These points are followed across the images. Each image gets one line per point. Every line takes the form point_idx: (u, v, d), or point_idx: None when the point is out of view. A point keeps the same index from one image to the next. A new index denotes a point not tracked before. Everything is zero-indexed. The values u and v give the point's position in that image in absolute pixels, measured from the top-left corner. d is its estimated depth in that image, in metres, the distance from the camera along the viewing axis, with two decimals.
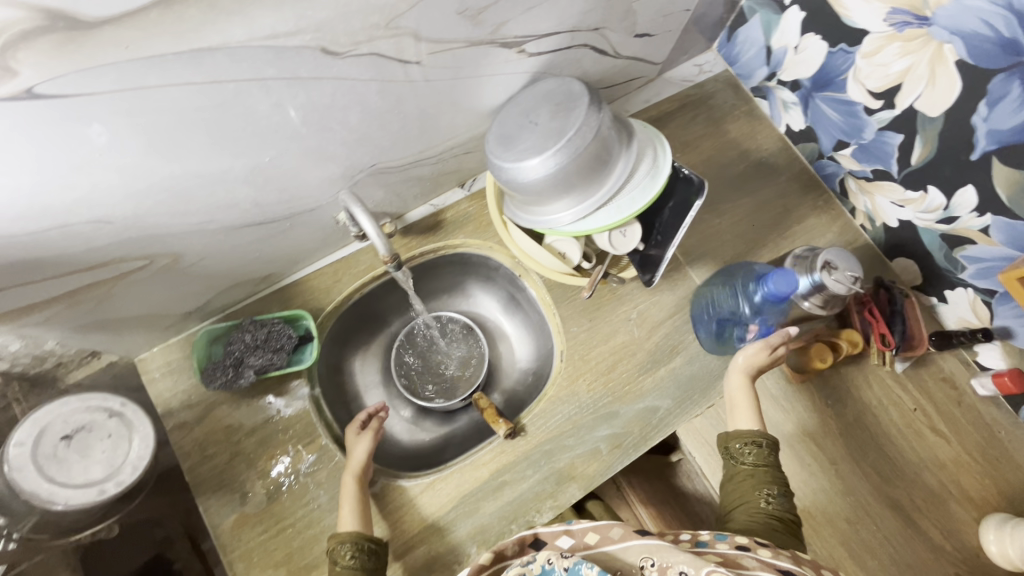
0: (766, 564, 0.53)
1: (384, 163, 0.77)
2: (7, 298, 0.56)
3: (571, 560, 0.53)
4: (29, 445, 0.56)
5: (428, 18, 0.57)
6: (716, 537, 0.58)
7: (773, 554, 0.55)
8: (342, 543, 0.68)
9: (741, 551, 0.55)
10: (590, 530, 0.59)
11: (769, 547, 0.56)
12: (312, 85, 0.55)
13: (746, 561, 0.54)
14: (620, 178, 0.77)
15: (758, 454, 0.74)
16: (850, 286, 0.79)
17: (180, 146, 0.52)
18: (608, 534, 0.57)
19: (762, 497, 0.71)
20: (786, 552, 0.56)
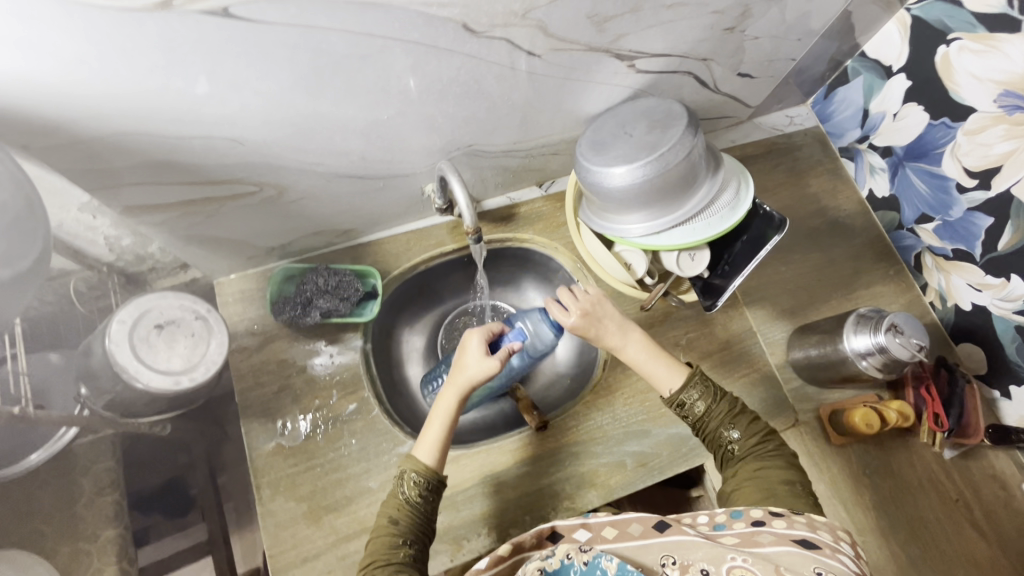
0: (782, 537, 0.50)
1: (480, 146, 0.82)
2: (138, 193, 0.62)
3: (590, 554, 0.50)
4: (129, 324, 0.62)
5: (560, 16, 0.62)
6: (731, 516, 0.55)
7: (789, 524, 0.52)
8: (412, 472, 0.68)
9: (756, 527, 0.53)
10: (608, 525, 0.57)
11: (785, 517, 0.54)
12: (444, 56, 0.60)
13: (761, 538, 0.50)
14: (700, 203, 0.79)
15: (695, 400, 0.73)
16: (915, 354, 0.79)
17: (321, 88, 0.58)
18: (626, 530, 0.55)
19: (727, 440, 0.71)
20: (802, 518, 0.53)
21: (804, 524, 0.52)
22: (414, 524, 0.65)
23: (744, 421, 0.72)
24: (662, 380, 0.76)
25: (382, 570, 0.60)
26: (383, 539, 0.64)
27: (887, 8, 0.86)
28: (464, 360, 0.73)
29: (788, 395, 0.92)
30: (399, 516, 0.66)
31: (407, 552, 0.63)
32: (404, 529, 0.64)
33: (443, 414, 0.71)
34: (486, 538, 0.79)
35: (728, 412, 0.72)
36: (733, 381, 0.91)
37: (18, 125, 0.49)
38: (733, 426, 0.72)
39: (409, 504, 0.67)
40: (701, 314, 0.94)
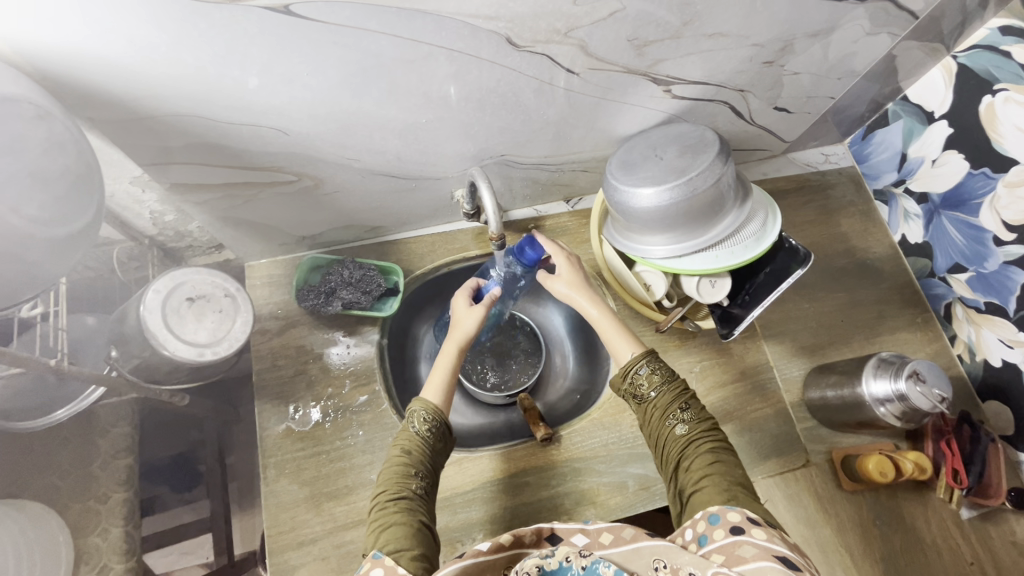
0: (764, 551, 0.49)
1: (512, 157, 0.84)
2: (186, 172, 0.66)
3: (589, 559, 0.52)
4: (163, 294, 0.65)
5: (601, 36, 0.63)
6: (710, 523, 0.54)
7: (769, 536, 0.51)
8: (421, 409, 0.69)
9: (737, 537, 0.52)
10: (605, 530, 0.55)
11: (765, 527, 0.52)
12: (486, 67, 0.63)
13: (745, 551, 0.50)
14: (727, 229, 0.80)
15: (647, 371, 0.72)
16: (935, 404, 0.77)
17: (365, 88, 0.60)
18: (621, 535, 0.54)
19: (676, 423, 0.69)
20: (779, 530, 0.52)
21: (784, 539, 0.51)
22: (424, 456, 0.66)
23: (696, 406, 0.70)
24: (620, 352, 0.75)
25: (395, 503, 0.61)
26: (394, 471, 0.64)
27: (932, 55, 0.85)
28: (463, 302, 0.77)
29: (801, 434, 0.90)
30: (411, 447, 0.66)
31: (417, 485, 0.63)
32: (416, 460, 0.65)
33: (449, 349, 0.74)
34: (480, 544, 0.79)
35: (681, 390, 0.71)
36: (745, 414, 0.89)
37: (87, 98, 0.53)
38: (686, 407, 0.70)
39: (418, 438, 0.67)
40: (717, 343, 0.93)
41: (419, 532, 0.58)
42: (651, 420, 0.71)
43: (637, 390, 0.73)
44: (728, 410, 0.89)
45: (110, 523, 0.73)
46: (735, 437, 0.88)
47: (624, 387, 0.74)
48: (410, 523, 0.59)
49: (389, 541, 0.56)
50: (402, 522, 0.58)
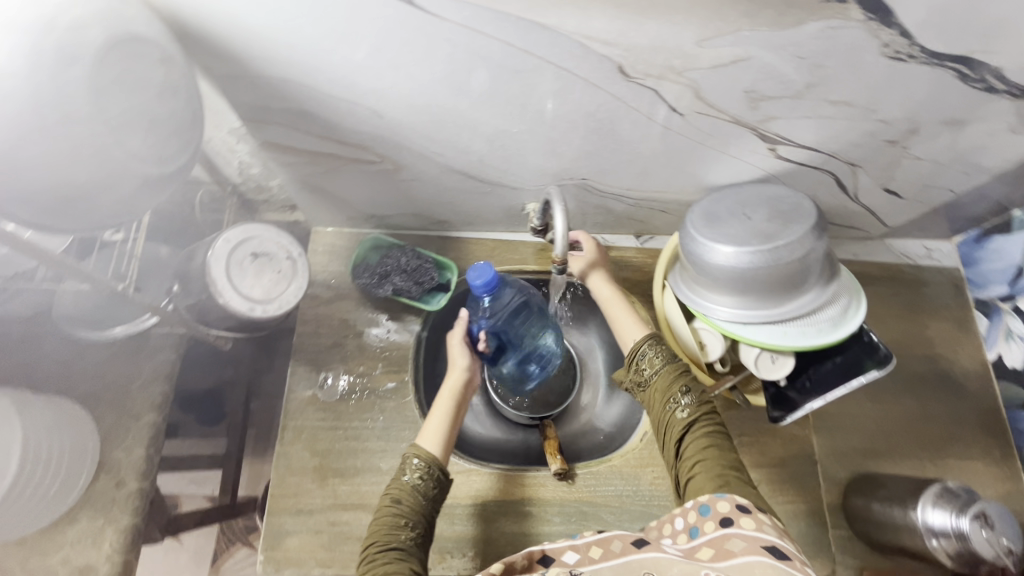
0: (753, 543, 0.50)
1: (593, 182, 0.81)
2: (280, 134, 0.68)
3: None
4: (232, 244, 0.67)
5: (716, 82, 0.60)
6: (700, 514, 0.54)
7: (758, 527, 0.51)
8: (415, 457, 0.67)
9: (726, 530, 0.52)
10: (595, 544, 0.56)
11: (754, 516, 0.52)
12: (590, 90, 0.61)
13: (733, 545, 0.50)
14: (802, 308, 0.74)
15: (650, 354, 0.72)
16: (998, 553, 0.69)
17: (466, 88, 0.60)
18: (610, 548, 0.55)
19: (676, 407, 0.68)
20: (768, 517, 0.53)
21: (773, 528, 0.51)
22: (414, 506, 0.65)
23: (697, 391, 0.69)
24: (628, 337, 0.78)
25: (384, 554, 0.60)
26: (383, 520, 0.63)
27: None
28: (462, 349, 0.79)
29: (832, 542, 0.83)
30: (401, 495, 0.65)
31: (406, 536, 0.62)
32: (405, 510, 0.64)
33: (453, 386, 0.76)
34: (470, 562, 0.78)
35: (684, 374, 0.70)
36: (775, 503, 0.83)
37: (207, 49, 0.55)
38: (687, 393, 0.68)
39: (409, 485, 0.66)
40: (762, 421, 0.87)
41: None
42: (653, 404, 0.70)
43: (641, 375, 0.73)
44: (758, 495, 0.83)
45: (132, 444, 0.82)
46: None
47: (629, 373, 0.74)
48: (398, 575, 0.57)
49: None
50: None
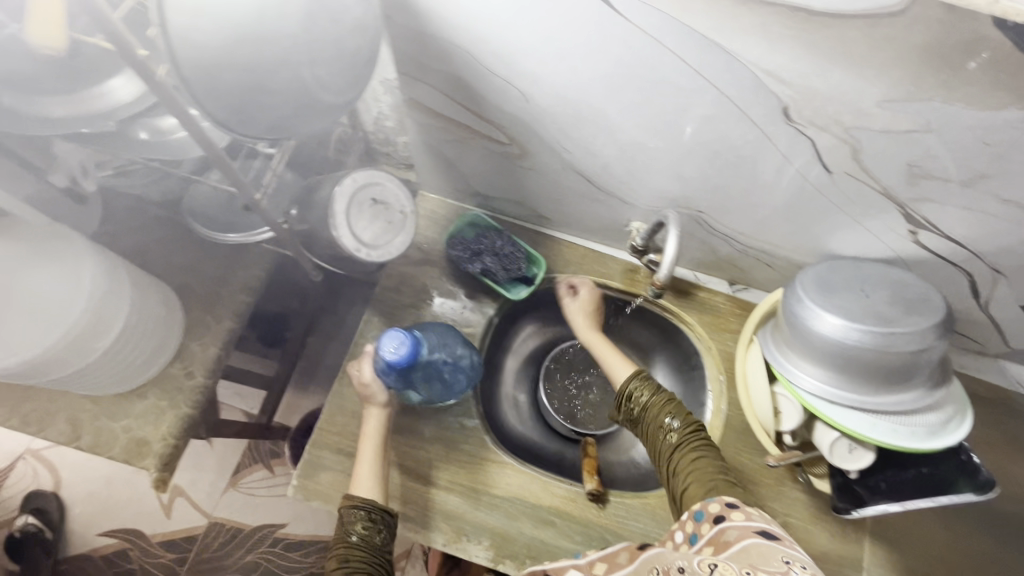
0: (745, 530, 0.55)
1: (708, 218, 0.79)
2: (426, 95, 0.70)
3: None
4: (358, 185, 0.68)
5: (881, 147, 0.57)
6: (696, 519, 0.60)
7: (746, 516, 0.58)
8: (360, 510, 0.69)
9: (720, 526, 0.58)
10: (597, 561, 0.56)
11: (742, 510, 0.59)
12: (745, 124, 0.59)
13: (728, 535, 0.56)
14: (898, 404, 0.69)
15: (636, 387, 0.78)
16: None
17: (620, 93, 0.60)
18: (615, 561, 0.56)
19: (666, 433, 0.73)
20: (755, 511, 0.59)
21: (760, 516, 0.58)
22: (364, 556, 0.66)
23: (680, 411, 0.75)
24: (615, 370, 0.82)
25: None
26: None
27: None
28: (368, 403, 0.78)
29: None
30: (351, 554, 0.66)
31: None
32: (356, 563, 0.65)
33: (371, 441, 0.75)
34: (484, 551, 0.78)
35: (671, 402, 0.76)
36: None
37: None
38: (672, 416, 0.74)
39: (356, 538, 0.67)
40: (814, 507, 0.82)
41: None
42: (647, 431, 0.76)
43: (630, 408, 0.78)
44: None
45: (211, 340, 0.90)
46: None
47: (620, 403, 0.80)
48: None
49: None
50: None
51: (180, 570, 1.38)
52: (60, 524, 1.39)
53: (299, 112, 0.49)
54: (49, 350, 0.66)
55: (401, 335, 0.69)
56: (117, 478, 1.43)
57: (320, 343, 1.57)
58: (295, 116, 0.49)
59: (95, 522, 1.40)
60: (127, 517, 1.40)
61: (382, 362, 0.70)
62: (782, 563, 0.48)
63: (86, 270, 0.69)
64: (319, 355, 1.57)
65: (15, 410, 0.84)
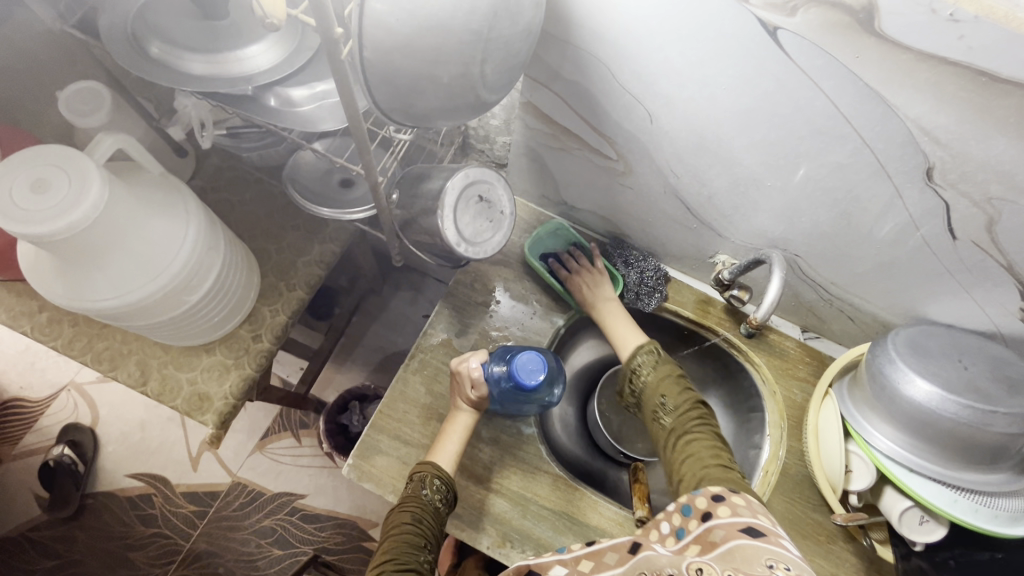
0: (732, 530, 0.52)
1: (804, 264, 0.77)
2: (545, 100, 0.69)
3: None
4: (468, 181, 0.68)
5: (1019, 222, 0.55)
6: (683, 514, 0.58)
7: (733, 511, 0.55)
8: (436, 479, 0.69)
9: (707, 524, 0.55)
10: (584, 558, 0.56)
11: (729, 502, 0.56)
12: (879, 178, 0.58)
13: (716, 534, 0.53)
14: (980, 482, 0.67)
15: (639, 365, 0.79)
16: None
17: (754, 128, 0.59)
18: (601, 560, 0.55)
19: (662, 416, 0.75)
20: (744, 503, 0.56)
21: (747, 508, 0.55)
22: (433, 527, 0.67)
23: (676, 391, 0.75)
24: (623, 342, 0.83)
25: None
26: (403, 540, 0.64)
27: None
28: (458, 401, 0.75)
29: None
30: (424, 514, 0.67)
31: (425, 558, 0.64)
32: (427, 530, 0.66)
33: (456, 436, 0.74)
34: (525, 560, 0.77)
35: (670, 381, 0.77)
36: None
37: None
38: (665, 396, 0.75)
39: (431, 505, 0.68)
40: None
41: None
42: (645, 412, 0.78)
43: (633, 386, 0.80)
44: None
45: (281, 308, 0.91)
46: None
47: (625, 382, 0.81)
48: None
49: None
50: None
51: (198, 524, 1.40)
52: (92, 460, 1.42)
53: (458, 101, 0.48)
54: (144, 299, 0.67)
55: (542, 362, 0.68)
56: (152, 424, 1.46)
57: (363, 323, 1.58)
58: (452, 106, 0.49)
59: (125, 463, 1.42)
60: (156, 463, 1.43)
61: (514, 382, 0.68)
62: (763, 566, 0.46)
63: (190, 225, 0.70)
64: (358, 336, 1.58)
65: (90, 347, 0.86)
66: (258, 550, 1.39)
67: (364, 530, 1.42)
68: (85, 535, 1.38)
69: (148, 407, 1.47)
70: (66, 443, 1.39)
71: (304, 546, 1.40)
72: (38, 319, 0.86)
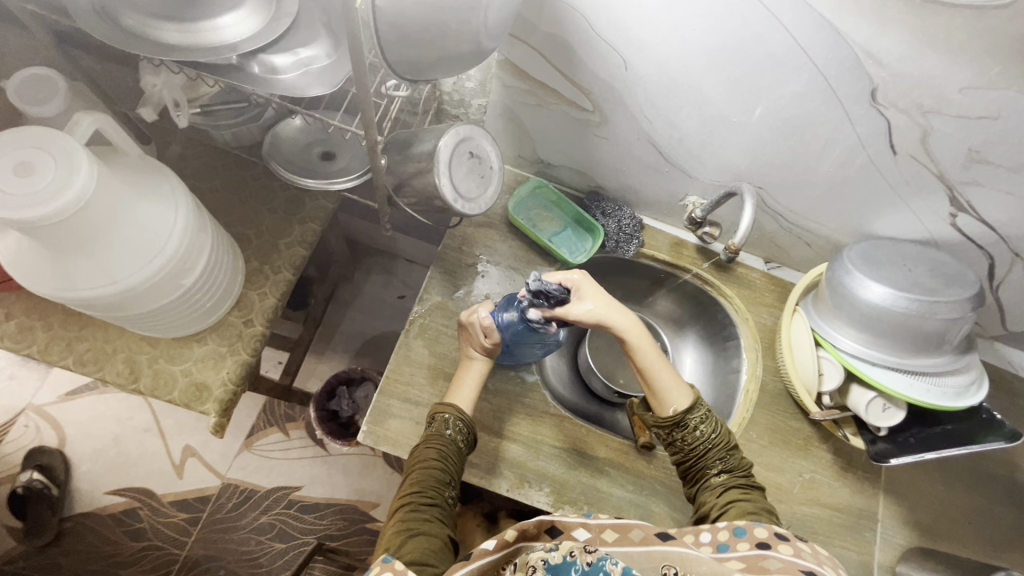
0: (789, 564, 0.53)
1: (767, 195, 0.85)
2: (523, 57, 0.72)
3: (595, 555, 0.46)
4: (460, 138, 0.71)
5: (948, 130, 0.64)
6: (734, 534, 0.59)
7: (795, 552, 0.55)
8: (458, 419, 0.73)
9: (762, 551, 0.56)
10: (610, 527, 0.55)
11: (791, 543, 0.56)
12: (831, 103, 0.65)
13: (768, 562, 0.54)
14: (930, 366, 0.78)
15: (698, 425, 0.74)
16: None
17: (722, 66, 0.65)
18: (628, 535, 0.54)
19: (716, 474, 0.73)
20: (805, 545, 0.56)
21: (811, 555, 0.55)
22: (455, 465, 0.71)
23: (734, 457, 0.74)
24: (671, 401, 0.76)
25: (428, 510, 0.66)
26: (429, 474, 0.68)
27: None
28: (470, 350, 0.79)
29: None
30: (448, 453, 0.71)
31: (448, 493, 0.69)
32: (450, 468, 0.70)
33: (471, 381, 0.78)
34: (544, 496, 0.82)
35: (723, 443, 0.74)
36: (833, 541, 0.85)
37: None
38: (723, 459, 0.74)
39: (453, 445, 0.72)
40: (839, 464, 0.89)
41: (444, 550, 0.63)
42: (691, 462, 0.74)
43: (679, 440, 0.75)
44: (815, 529, 0.85)
45: (269, 290, 0.90)
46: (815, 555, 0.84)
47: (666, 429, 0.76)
48: (437, 537, 0.63)
49: (415, 550, 0.60)
50: (429, 534, 0.63)
51: (192, 530, 1.36)
52: (66, 481, 1.35)
53: (462, 48, 0.51)
54: (140, 283, 0.66)
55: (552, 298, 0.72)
56: (126, 437, 1.40)
57: (338, 310, 1.56)
58: (457, 55, 0.52)
59: (103, 480, 1.36)
60: (137, 475, 1.38)
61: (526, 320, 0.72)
62: None
63: (179, 205, 0.68)
64: (334, 324, 1.56)
65: (71, 349, 0.82)
66: (259, 548, 1.37)
67: (365, 512, 1.42)
68: (69, 560, 1.32)
69: (120, 420, 1.41)
70: (35, 467, 1.31)
71: (306, 536, 1.39)
72: (9, 326, 0.81)
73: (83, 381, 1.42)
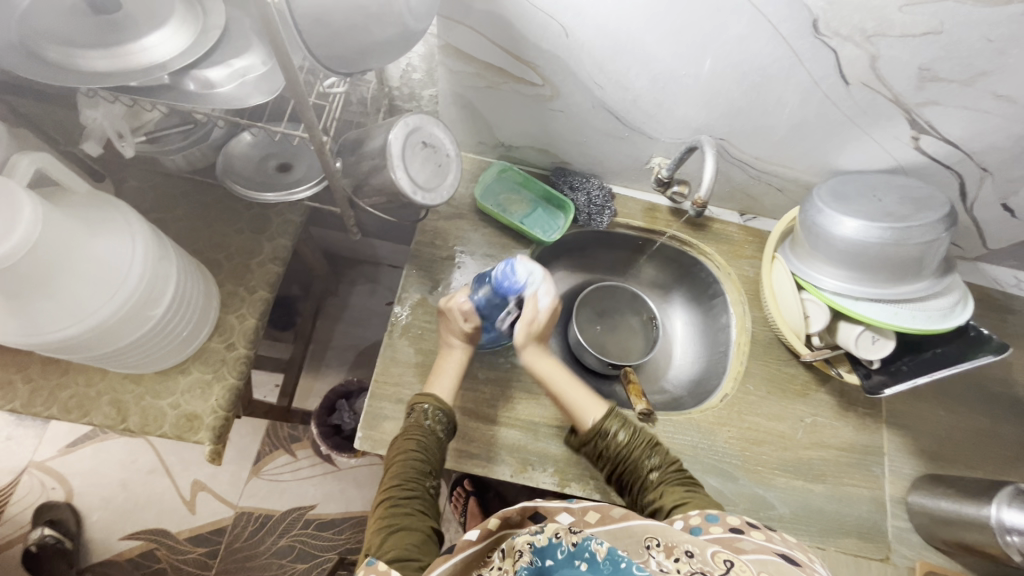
0: (764, 546, 0.49)
1: (730, 145, 0.84)
2: (464, 39, 0.71)
3: (580, 537, 0.47)
4: (409, 129, 0.70)
5: (895, 52, 0.64)
6: (706, 519, 0.57)
7: (768, 537, 0.51)
8: (438, 409, 0.73)
9: (736, 534, 0.52)
10: (591, 509, 0.52)
11: (764, 531, 0.52)
12: (775, 39, 0.65)
13: (744, 543, 0.50)
14: (913, 293, 0.78)
15: (613, 428, 0.77)
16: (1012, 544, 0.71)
17: (662, 17, 0.64)
18: (609, 514, 0.51)
19: (649, 471, 0.74)
20: (778, 533, 0.52)
21: (783, 541, 0.51)
22: (436, 454, 0.71)
23: (662, 451, 0.76)
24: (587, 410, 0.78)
25: (408, 502, 0.65)
26: (409, 465, 0.68)
27: None
28: (450, 339, 0.80)
29: (889, 529, 0.84)
30: (427, 442, 0.71)
31: (428, 483, 0.68)
32: (430, 457, 0.69)
33: (453, 370, 0.79)
34: (549, 477, 0.81)
35: (646, 442, 0.76)
36: (843, 480, 0.85)
37: None
38: (652, 454, 0.75)
39: (432, 434, 0.72)
40: (838, 404, 0.89)
41: (428, 542, 0.61)
42: (624, 470, 0.75)
43: (602, 448, 0.77)
44: (824, 471, 0.85)
45: (248, 312, 0.89)
46: (826, 499, 0.83)
47: (590, 442, 0.77)
48: (419, 530, 0.62)
49: (395, 546, 0.58)
50: (410, 527, 0.62)
51: (212, 563, 1.35)
52: (78, 534, 1.34)
53: (389, 33, 0.51)
54: (107, 319, 0.65)
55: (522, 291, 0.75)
56: (133, 481, 1.39)
57: (328, 325, 1.55)
58: (387, 40, 0.51)
59: (116, 527, 1.36)
60: (149, 518, 1.37)
61: None
62: None
63: (134, 236, 0.67)
64: (326, 339, 1.55)
65: (54, 398, 0.81)
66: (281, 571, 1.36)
67: None
68: None
69: (125, 464, 1.40)
70: (44, 523, 1.30)
71: (327, 553, 1.38)
72: None
73: (82, 431, 1.41)
